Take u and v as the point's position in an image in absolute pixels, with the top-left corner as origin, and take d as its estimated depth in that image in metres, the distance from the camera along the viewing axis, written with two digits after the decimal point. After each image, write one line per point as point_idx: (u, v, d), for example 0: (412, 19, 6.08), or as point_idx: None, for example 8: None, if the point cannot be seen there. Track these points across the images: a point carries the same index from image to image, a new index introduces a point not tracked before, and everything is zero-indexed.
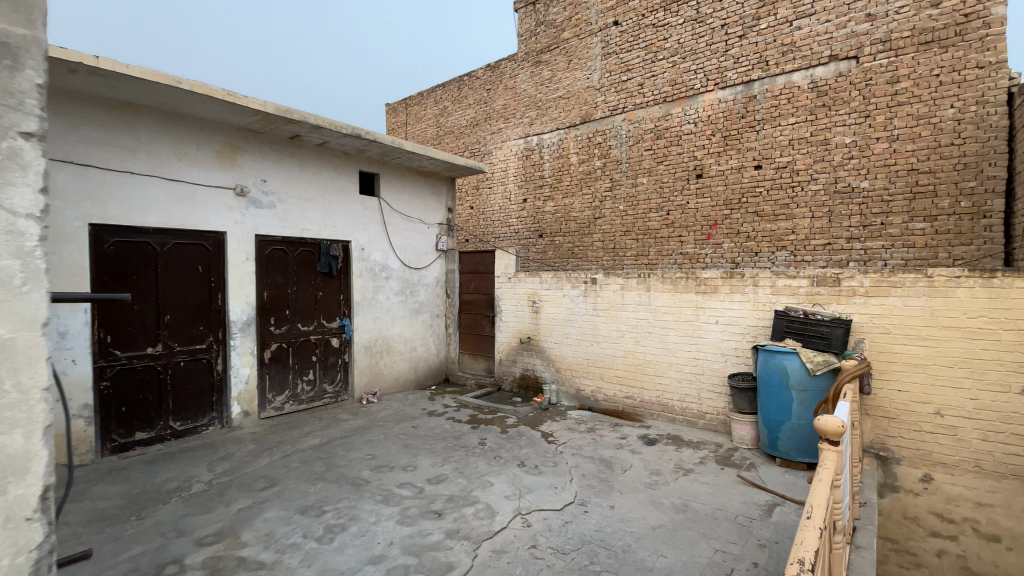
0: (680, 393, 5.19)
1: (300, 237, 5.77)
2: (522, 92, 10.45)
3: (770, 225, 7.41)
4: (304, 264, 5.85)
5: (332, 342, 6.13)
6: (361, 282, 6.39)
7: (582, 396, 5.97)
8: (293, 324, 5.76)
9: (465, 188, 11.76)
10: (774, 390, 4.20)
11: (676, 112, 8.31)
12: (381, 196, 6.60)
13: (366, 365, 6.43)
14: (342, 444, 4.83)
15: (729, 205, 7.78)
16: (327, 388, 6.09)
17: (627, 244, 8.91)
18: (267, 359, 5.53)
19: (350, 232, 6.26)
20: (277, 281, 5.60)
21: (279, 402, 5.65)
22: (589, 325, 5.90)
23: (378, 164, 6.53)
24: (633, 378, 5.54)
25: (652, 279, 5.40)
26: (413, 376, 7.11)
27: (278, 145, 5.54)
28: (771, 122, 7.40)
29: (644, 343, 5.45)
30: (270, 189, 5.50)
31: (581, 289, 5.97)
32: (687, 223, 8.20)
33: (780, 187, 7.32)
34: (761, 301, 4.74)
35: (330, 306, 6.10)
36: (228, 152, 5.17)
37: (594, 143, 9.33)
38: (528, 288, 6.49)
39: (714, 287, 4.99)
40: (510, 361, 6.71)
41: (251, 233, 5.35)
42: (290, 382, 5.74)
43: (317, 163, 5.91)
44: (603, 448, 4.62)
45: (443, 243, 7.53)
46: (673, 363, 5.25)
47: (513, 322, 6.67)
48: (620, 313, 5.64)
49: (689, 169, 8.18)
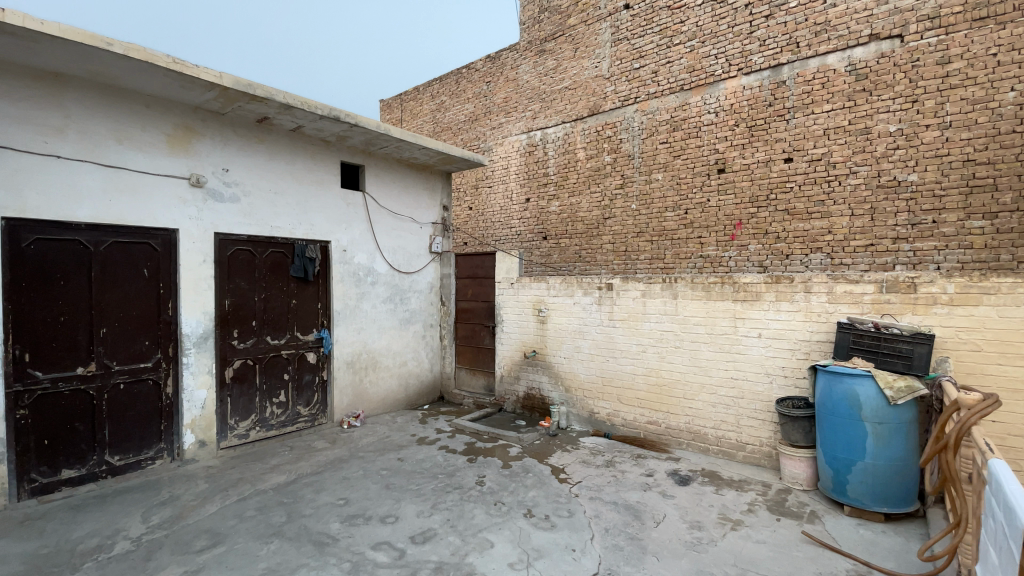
0: (714, 419, 4.42)
1: (269, 237, 4.96)
2: (524, 84, 9.69)
3: (803, 224, 6.62)
4: (274, 267, 5.03)
5: (308, 358, 5.31)
6: (342, 289, 5.57)
7: (596, 421, 5.15)
8: (260, 338, 4.93)
9: (463, 187, 10.98)
10: (840, 421, 3.43)
11: (695, 101, 7.55)
12: (366, 191, 5.81)
13: (348, 383, 5.61)
14: (312, 484, 4.01)
15: (756, 203, 7.01)
16: (302, 411, 5.26)
17: (640, 246, 8.12)
18: (228, 379, 4.70)
19: (330, 231, 5.46)
20: (242, 288, 4.79)
21: (244, 428, 4.83)
22: (603, 337, 5.10)
23: (362, 155, 5.75)
24: (657, 400, 4.74)
25: (679, 285, 4.61)
26: (403, 395, 6.29)
27: (243, 129, 4.76)
28: (802, 110, 6.64)
29: (671, 359, 4.65)
30: (233, 180, 4.70)
31: (594, 295, 5.17)
32: (708, 223, 7.40)
33: (814, 181, 6.55)
34: (815, 311, 3.96)
35: (305, 316, 5.27)
36: (181, 135, 4.40)
37: (603, 137, 8.54)
38: (533, 294, 5.70)
39: (757, 293, 4.20)
40: (513, 378, 5.90)
41: (210, 231, 4.55)
42: (257, 405, 4.92)
43: (291, 151, 5.13)
44: (627, 489, 3.81)
45: (438, 245, 6.74)
46: (706, 385, 4.45)
47: (516, 334, 5.87)
48: (641, 325, 4.84)
49: (709, 163, 7.41)
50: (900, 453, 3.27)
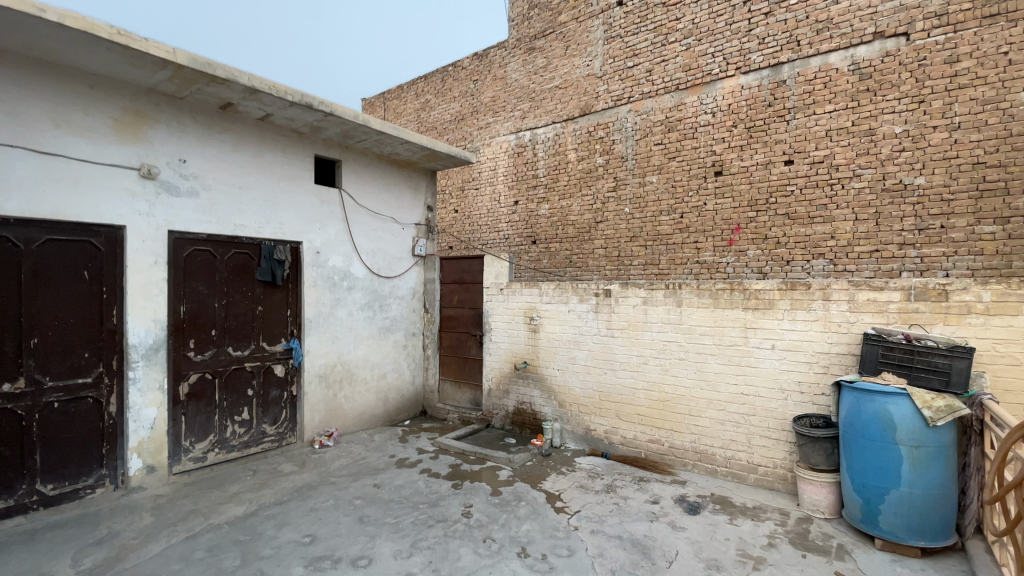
0: (722, 438, 4.05)
1: (231, 236, 4.46)
2: (513, 82, 9.32)
3: (805, 229, 6.32)
4: (238, 271, 4.52)
5: (276, 371, 4.80)
6: (315, 294, 5.08)
7: (592, 439, 4.73)
8: (220, 349, 4.42)
9: (448, 190, 10.52)
10: (870, 444, 3.10)
11: (691, 101, 7.24)
12: (344, 188, 5.35)
13: (320, 398, 5.11)
14: (274, 517, 3.51)
15: (755, 206, 6.69)
16: (267, 430, 4.74)
17: (633, 252, 7.74)
18: (183, 395, 4.18)
19: (302, 231, 4.97)
20: (201, 293, 4.28)
21: (200, 451, 4.30)
22: (600, 348, 4.70)
23: (338, 149, 5.29)
24: (659, 418, 4.35)
25: (683, 292, 4.23)
26: (382, 410, 5.80)
27: (204, 116, 4.27)
28: (803, 111, 6.38)
29: (675, 372, 4.27)
30: (191, 172, 4.20)
31: (591, 303, 4.78)
32: (705, 228, 7.05)
33: (816, 184, 6.27)
34: (834, 321, 3.63)
35: (273, 324, 4.78)
36: (131, 121, 3.90)
37: (595, 138, 8.19)
38: (524, 301, 5.29)
39: (770, 301, 3.86)
40: (502, 391, 5.46)
41: (163, 229, 4.03)
42: (215, 424, 4.39)
43: (259, 142, 4.64)
44: (632, 521, 3.39)
45: (421, 248, 6.29)
46: (714, 401, 4.08)
47: (505, 344, 5.44)
48: (642, 335, 4.45)
49: (706, 165, 7.08)
50: (938, 481, 2.94)
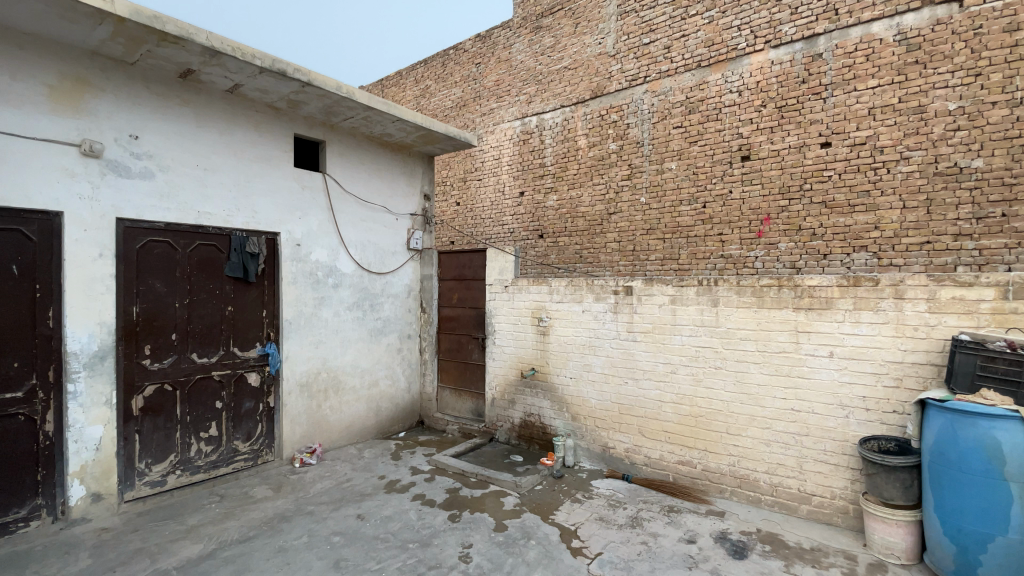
0: (767, 460, 3.45)
1: (195, 226, 3.86)
2: (518, 65, 8.66)
3: (845, 218, 5.66)
4: (203, 266, 3.93)
5: (249, 380, 4.21)
6: (296, 292, 4.48)
7: (611, 458, 4.11)
8: (183, 356, 3.83)
9: (450, 181, 9.89)
10: (969, 478, 2.50)
11: (714, 79, 6.56)
12: (329, 172, 4.75)
13: (302, 410, 4.52)
14: (234, 560, 2.91)
15: (787, 194, 6.02)
16: (240, 447, 4.15)
17: (649, 245, 7.08)
18: (137, 410, 3.60)
19: (280, 221, 4.37)
20: (159, 291, 3.69)
21: (158, 474, 3.71)
22: (620, 354, 4.07)
23: (321, 128, 4.68)
24: (691, 436, 3.73)
25: (720, 288, 3.60)
26: (374, 421, 5.21)
27: (160, 86, 3.68)
28: (842, 87, 5.71)
29: (709, 384, 3.64)
30: (144, 150, 3.60)
31: (608, 302, 4.16)
32: (730, 218, 6.38)
33: (857, 168, 5.61)
34: (909, 324, 2.99)
35: (246, 327, 4.18)
36: (71, 88, 3.29)
37: (608, 122, 7.53)
38: (531, 299, 4.68)
39: (827, 300, 3.23)
40: (507, 401, 4.86)
41: (110, 217, 3.43)
42: (176, 442, 3.80)
43: (227, 117, 4.04)
44: (666, 568, 2.77)
45: (417, 240, 5.68)
46: (757, 418, 3.46)
47: (511, 348, 4.83)
48: (669, 340, 3.82)
49: (731, 149, 6.42)
50: None
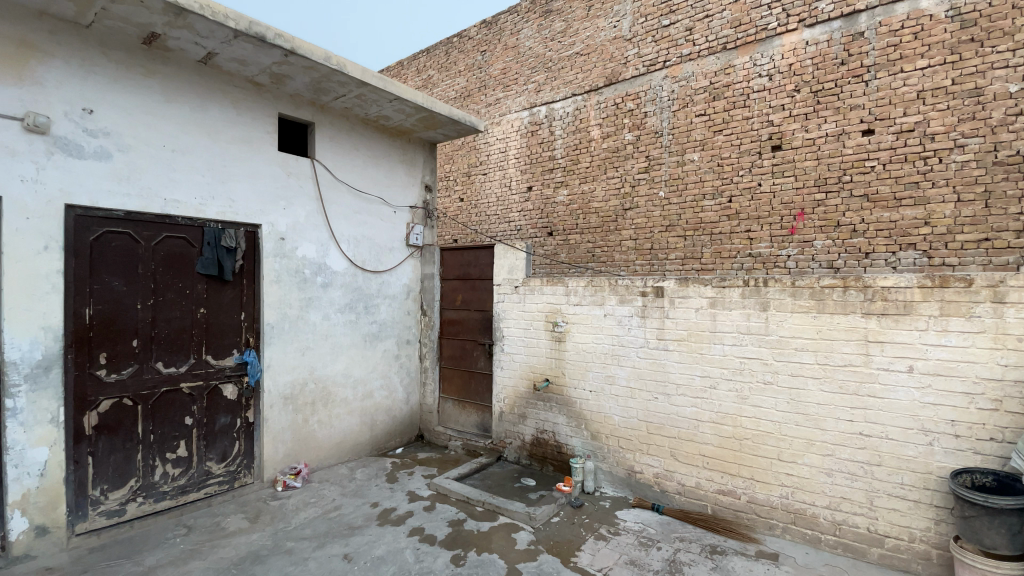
0: (828, 493, 2.92)
1: (161, 216, 3.34)
2: (526, 51, 8.16)
3: (889, 213, 5.12)
4: (171, 262, 3.42)
5: (224, 393, 3.70)
6: (279, 293, 3.97)
7: (638, 485, 3.59)
8: (146, 366, 3.30)
9: (454, 176, 9.38)
10: None
11: (741, 62, 6.03)
12: (318, 158, 4.24)
13: (286, 426, 4.00)
14: None
15: (824, 187, 5.49)
16: (213, 469, 3.64)
17: (669, 243, 6.54)
18: (91, 430, 3.07)
19: (261, 212, 3.85)
20: (117, 291, 3.17)
21: (115, 503, 3.17)
22: (649, 365, 3.54)
23: (310, 108, 4.18)
24: (734, 462, 3.21)
25: (771, 290, 3.08)
26: (368, 436, 4.69)
27: (120, 53, 3.16)
28: (887, 69, 5.18)
29: (757, 402, 3.12)
30: (101, 127, 3.08)
31: (635, 305, 3.63)
32: (759, 213, 5.85)
33: (904, 158, 5.07)
34: (1012, 334, 2.46)
35: (221, 332, 3.67)
36: (10, 49, 2.76)
37: (624, 110, 7.01)
38: (545, 302, 4.15)
39: (906, 304, 2.70)
40: (517, 416, 4.33)
41: (58, 203, 2.91)
42: (137, 465, 3.27)
43: (199, 92, 3.52)
44: None
45: (417, 236, 5.17)
46: (816, 443, 2.94)
47: (522, 356, 4.31)
48: (708, 349, 3.30)
49: (760, 139, 5.89)
50: None
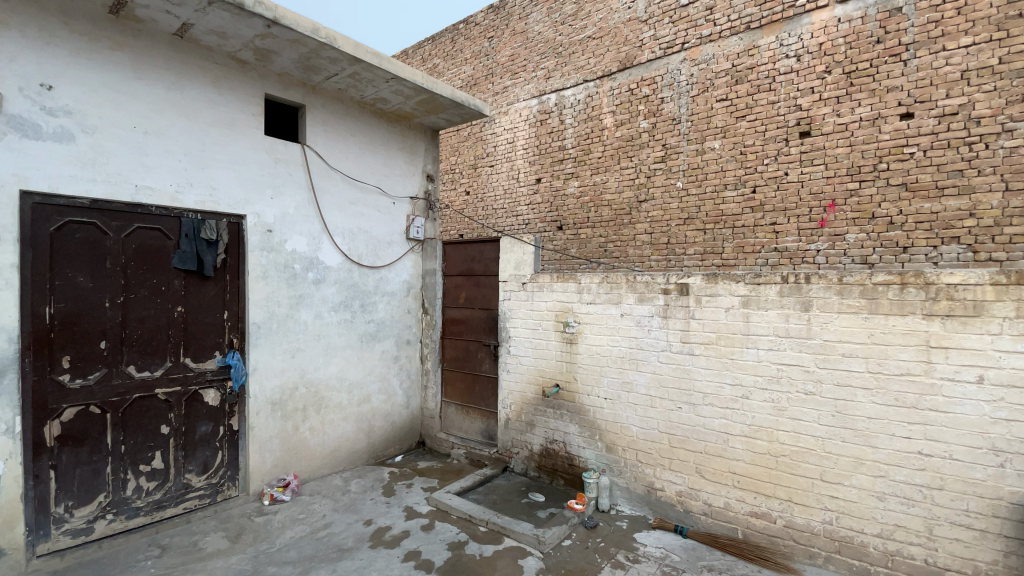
0: (880, 520, 2.54)
1: (132, 205, 3.04)
2: (535, 37, 7.78)
3: (930, 204, 4.69)
4: (145, 256, 3.11)
5: (205, 399, 3.39)
6: (266, 290, 3.65)
7: (657, 504, 3.24)
8: (116, 371, 3.00)
9: (460, 168, 9.03)
10: None
11: (766, 42, 5.62)
12: (308, 143, 3.91)
13: (274, 434, 3.70)
14: None
15: (857, 175, 5.07)
16: (193, 482, 3.34)
17: (687, 237, 6.15)
18: (54, 441, 2.78)
19: (245, 202, 3.53)
20: (82, 288, 2.87)
21: (82, 521, 2.88)
22: (672, 371, 3.18)
23: (300, 90, 3.86)
24: (768, 481, 2.85)
25: (813, 287, 2.70)
26: (365, 443, 4.37)
27: (84, 23, 2.85)
28: (928, 46, 4.74)
29: (797, 415, 2.75)
30: (62, 104, 2.77)
31: (655, 304, 3.27)
32: (786, 205, 5.44)
33: (947, 143, 4.64)
34: None
35: (201, 333, 3.36)
36: None
37: (638, 96, 6.62)
38: (556, 300, 3.80)
39: (976, 305, 2.32)
40: (525, 424, 3.99)
41: (11, 189, 2.61)
42: (107, 479, 2.97)
43: (175, 69, 3.21)
44: None
45: (417, 229, 4.83)
46: (866, 463, 2.57)
47: (530, 360, 3.96)
48: (740, 354, 2.93)
49: (787, 124, 5.48)
50: None
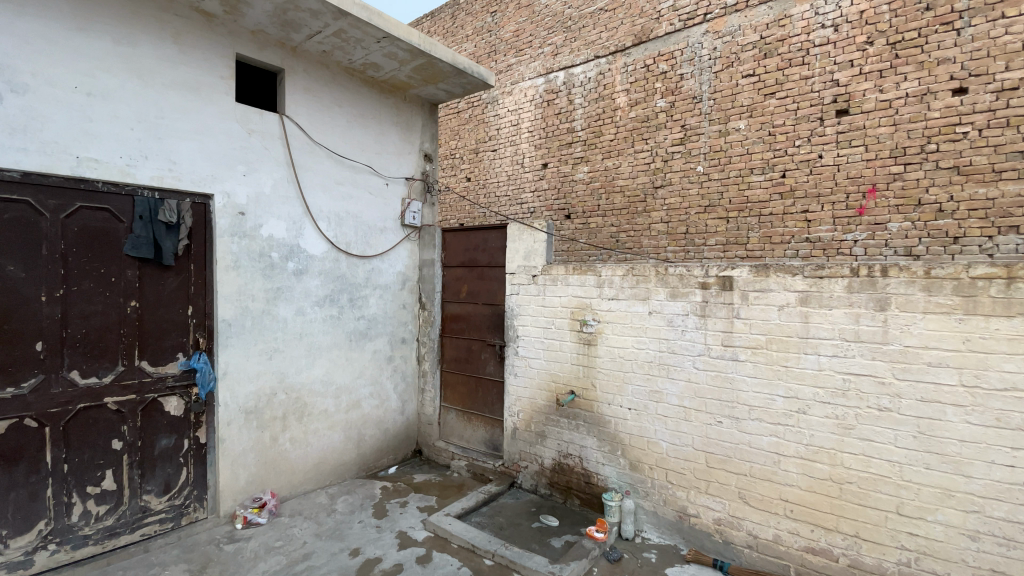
0: (972, 565, 2.08)
1: (74, 180, 2.55)
2: (542, 10, 7.24)
3: (986, 188, 4.23)
4: (91, 241, 2.63)
5: (167, 408, 2.93)
6: (238, 281, 3.17)
7: (690, 532, 2.80)
8: (56, 377, 2.53)
9: (460, 153, 8.51)
10: None
11: (799, 11, 5.10)
12: (287, 113, 3.42)
13: (249, 446, 3.24)
14: None
15: (901, 158, 4.58)
16: (152, 504, 2.88)
17: (707, 226, 5.67)
18: None
19: (213, 179, 3.05)
20: (10, 278, 2.39)
21: (18, 553, 2.42)
22: (711, 378, 2.72)
23: (278, 51, 3.37)
24: (829, 512, 2.39)
25: (891, 282, 2.23)
26: (354, 453, 3.91)
27: None
28: (985, 13, 4.22)
29: (867, 436, 2.29)
30: None
31: (692, 300, 2.79)
32: (820, 191, 4.96)
33: (1006, 121, 4.15)
34: None
35: (160, 331, 2.89)
36: None
37: (655, 73, 6.10)
38: (571, 295, 3.33)
39: None
40: (534, 435, 3.54)
41: None
42: (48, 504, 2.51)
43: (126, 20, 2.70)
44: None
45: (413, 214, 4.35)
46: (956, 495, 2.11)
47: (540, 362, 3.50)
48: (796, 362, 2.47)
49: (821, 102, 4.98)
50: None
